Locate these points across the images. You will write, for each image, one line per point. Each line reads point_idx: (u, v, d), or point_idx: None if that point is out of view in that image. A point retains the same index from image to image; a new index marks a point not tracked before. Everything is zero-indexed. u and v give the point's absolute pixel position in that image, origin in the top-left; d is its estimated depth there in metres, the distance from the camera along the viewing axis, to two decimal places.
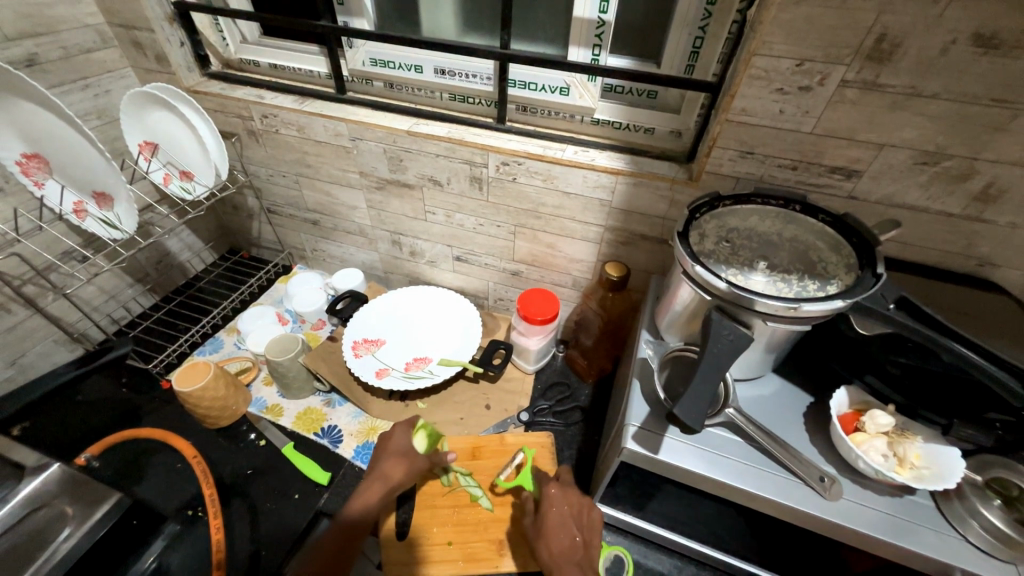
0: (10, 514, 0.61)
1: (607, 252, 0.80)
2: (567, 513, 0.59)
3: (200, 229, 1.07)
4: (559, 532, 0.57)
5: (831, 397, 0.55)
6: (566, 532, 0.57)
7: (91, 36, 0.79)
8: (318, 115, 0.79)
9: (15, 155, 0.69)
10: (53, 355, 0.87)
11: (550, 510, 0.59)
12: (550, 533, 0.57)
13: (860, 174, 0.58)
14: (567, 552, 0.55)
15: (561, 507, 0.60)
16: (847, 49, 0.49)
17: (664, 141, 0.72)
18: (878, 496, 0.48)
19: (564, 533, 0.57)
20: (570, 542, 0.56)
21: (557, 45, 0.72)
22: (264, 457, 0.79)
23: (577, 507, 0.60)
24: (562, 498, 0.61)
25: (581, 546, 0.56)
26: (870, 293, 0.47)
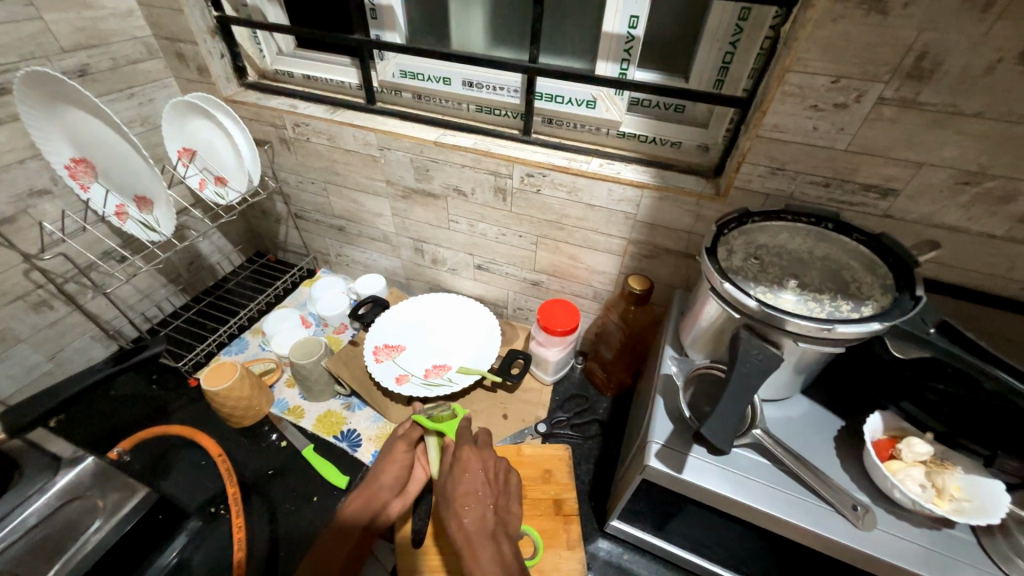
0: (47, 505, 0.63)
1: (630, 265, 0.80)
2: (481, 480, 0.58)
3: (230, 232, 1.10)
4: (470, 500, 0.56)
5: (865, 421, 0.53)
6: (476, 495, 0.57)
7: (139, 47, 0.83)
8: (348, 125, 0.82)
9: (65, 159, 0.73)
10: (90, 351, 0.91)
11: (462, 477, 0.58)
12: (461, 500, 0.56)
13: (896, 193, 0.56)
14: (477, 524, 0.54)
15: (475, 473, 0.59)
16: (885, 67, 0.48)
17: (690, 156, 0.72)
18: (914, 528, 0.46)
19: (473, 498, 0.56)
20: (479, 509, 0.55)
21: (585, 60, 0.73)
22: (284, 458, 0.80)
23: (491, 473, 0.60)
24: (478, 463, 0.60)
25: (490, 512, 0.55)
26: (908, 316, 0.46)
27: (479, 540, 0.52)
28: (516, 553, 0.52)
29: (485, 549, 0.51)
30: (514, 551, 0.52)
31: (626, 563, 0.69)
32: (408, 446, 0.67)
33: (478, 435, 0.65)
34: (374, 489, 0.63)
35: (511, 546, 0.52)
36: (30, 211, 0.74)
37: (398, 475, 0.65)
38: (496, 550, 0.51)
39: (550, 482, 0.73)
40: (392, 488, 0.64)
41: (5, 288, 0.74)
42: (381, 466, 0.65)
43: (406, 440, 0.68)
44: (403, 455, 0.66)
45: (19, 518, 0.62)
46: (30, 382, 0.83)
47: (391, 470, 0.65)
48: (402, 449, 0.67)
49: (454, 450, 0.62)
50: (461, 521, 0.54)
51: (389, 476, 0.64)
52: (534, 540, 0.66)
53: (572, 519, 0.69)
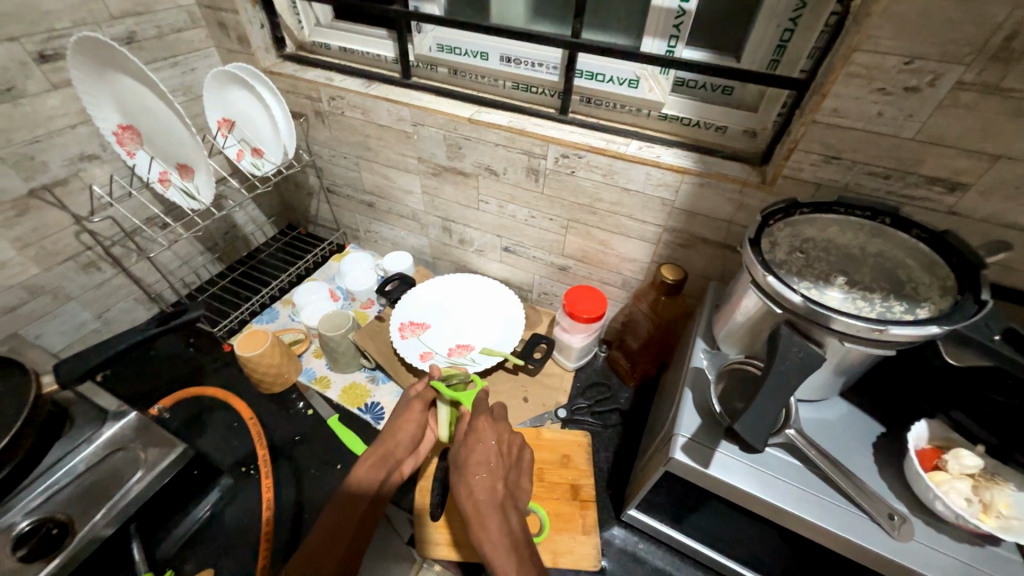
0: (94, 453, 0.66)
1: (663, 253, 0.77)
2: (494, 452, 0.57)
3: (264, 203, 1.13)
4: (482, 470, 0.55)
5: (908, 428, 0.50)
6: (488, 467, 0.55)
7: (183, 16, 0.84)
8: (383, 99, 0.81)
9: (112, 125, 0.75)
10: (133, 311, 0.95)
11: (476, 446, 0.57)
12: (473, 469, 0.55)
13: (965, 188, 0.52)
14: (486, 494, 0.53)
15: (490, 444, 0.58)
16: (968, 47, 0.44)
17: (736, 141, 0.68)
18: (953, 542, 0.44)
19: (486, 470, 0.55)
20: (490, 480, 0.54)
21: (630, 36, 0.69)
22: (310, 426, 0.83)
23: (504, 446, 0.58)
24: (493, 436, 0.59)
25: (500, 484, 0.55)
26: (970, 321, 0.43)
27: (487, 510, 0.52)
28: (523, 527, 0.52)
29: (494, 520, 0.51)
30: (521, 523, 0.52)
31: (641, 552, 0.69)
32: (424, 406, 0.68)
33: (494, 406, 0.63)
34: (391, 445, 0.63)
35: (519, 519, 0.53)
36: (80, 174, 0.78)
37: (414, 434, 0.65)
38: (503, 521, 0.51)
39: (569, 467, 0.73)
40: (407, 445, 0.65)
41: (57, 248, 0.78)
42: (397, 425, 0.65)
43: (422, 401, 0.68)
44: (419, 415, 0.67)
45: (69, 465, 0.63)
46: (80, 337, 0.88)
47: (407, 429, 0.65)
48: (419, 408, 0.67)
49: (471, 420, 0.61)
50: (470, 488, 0.54)
51: (405, 435, 0.65)
52: (540, 520, 0.67)
53: (588, 505, 0.69)
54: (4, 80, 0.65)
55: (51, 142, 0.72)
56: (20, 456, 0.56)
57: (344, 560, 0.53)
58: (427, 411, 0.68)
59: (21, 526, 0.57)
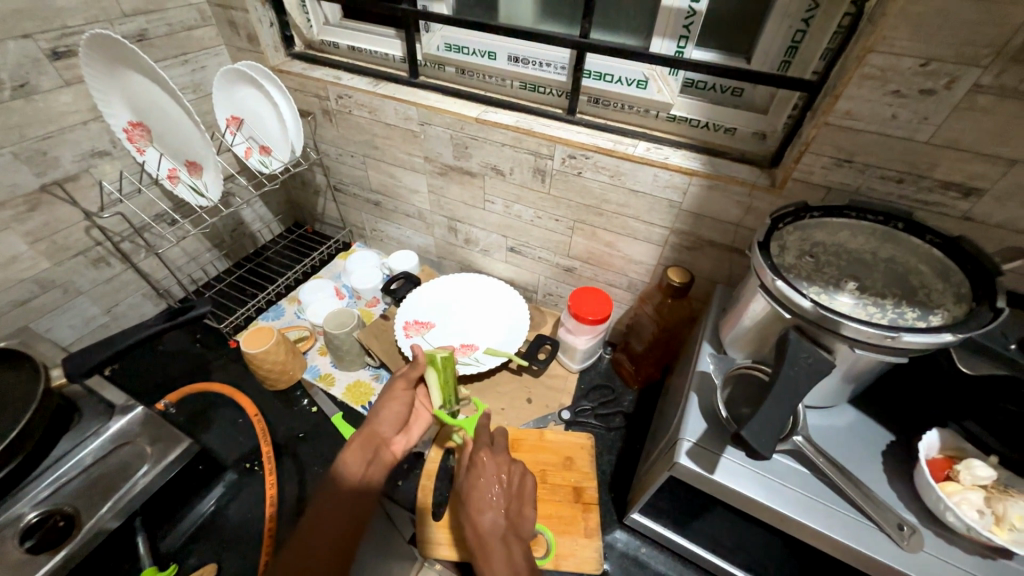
0: (101, 447, 0.66)
1: (670, 255, 0.77)
2: (496, 484, 0.56)
3: (271, 201, 1.13)
4: (485, 504, 0.55)
5: (919, 437, 0.49)
6: (491, 500, 0.55)
7: (193, 14, 0.84)
8: (390, 98, 0.81)
9: (123, 122, 0.76)
10: (141, 307, 0.96)
11: (478, 482, 0.56)
12: (476, 503, 0.55)
13: (980, 193, 0.51)
14: (491, 529, 0.53)
15: (491, 478, 0.56)
16: (986, 49, 0.43)
17: (746, 143, 0.67)
18: (965, 555, 0.43)
19: (488, 503, 0.55)
20: (493, 513, 0.54)
21: (639, 36, 0.69)
22: (314, 423, 0.83)
23: (506, 478, 0.57)
24: (493, 468, 0.57)
25: (502, 516, 0.54)
26: (986, 329, 0.42)
27: (492, 545, 0.52)
28: (528, 557, 0.51)
29: (497, 554, 0.51)
30: (526, 555, 0.51)
31: (643, 557, 0.69)
32: (407, 385, 0.69)
33: (496, 436, 0.62)
34: (375, 426, 0.63)
35: (523, 550, 0.52)
36: (91, 170, 0.78)
37: (399, 413, 0.66)
38: (505, 554, 0.51)
39: (572, 470, 0.72)
40: (392, 424, 0.65)
41: (68, 243, 0.79)
42: (381, 405, 0.66)
43: (406, 379, 0.69)
44: (403, 393, 0.67)
45: (76, 458, 0.64)
46: (89, 332, 0.89)
47: (392, 407, 0.66)
48: (402, 388, 0.68)
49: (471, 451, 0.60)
50: (474, 521, 0.54)
51: (390, 413, 0.65)
52: (546, 541, 0.65)
53: (591, 508, 0.69)
54: (17, 76, 0.65)
55: (63, 138, 0.73)
56: (29, 449, 0.57)
57: (335, 548, 0.51)
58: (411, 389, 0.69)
59: (29, 517, 0.58)
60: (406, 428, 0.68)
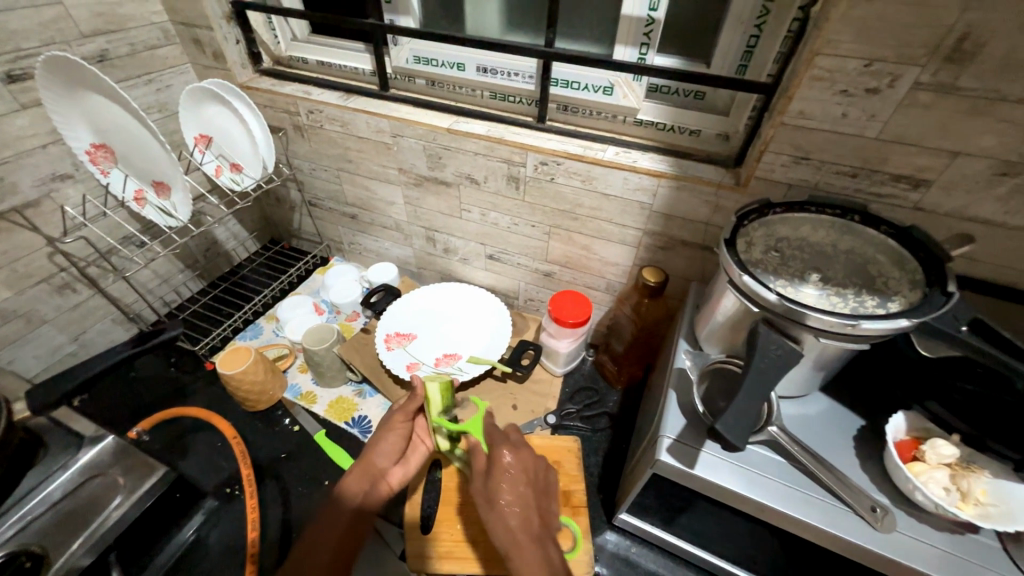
0: (70, 480, 0.64)
1: (645, 256, 0.78)
2: (521, 476, 0.55)
3: (245, 219, 1.11)
4: (514, 501, 0.52)
5: (886, 421, 0.51)
6: (522, 498, 0.53)
7: (156, 33, 0.83)
8: (361, 111, 0.81)
9: (85, 144, 0.74)
10: (111, 333, 0.93)
11: (503, 478, 0.54)
12: (505, 499, 0.52)
13: (929, 184, 0.54)
14: (523, 524, 0.51)
15: (517, 473, 0.55)
16: (922, 49, 0.46)
17: (710, 145, 0.69)
18: (935, 532, 0.45)
19: (519, 500, 0.52)
20: (524, 511, 0.52)
21: (603, 44, 0.71)
22: (296, 443, 0.82)
23: (531, 474, 0.56)
24: (518, 462, 0.56)
25: (534, 514, 0.52)
26: (939, 312, 0.44)
27: (525, 538, 0.49)
28: (562, 557, 0.49)
29: (532, 550, 0.48)
30: (561, 555, 0.50)
31: (633, 556, 0.69)
32: (405, 417, 0.67)
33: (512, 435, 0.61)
34: (371, 459, 0.62)
35: (557, 548, 0.50)
36: (52, 195, 0.76)
37: (397, 445, 0.65)
38: (542, 553, 0.49)
39: (560, 474, 0.72)
40: (390, 456, 0.64)
41: (30, 270, 0.76)
42: (379, 437, 0.65)
43: (404, 411, 0.67)
44: (401, 425, 0.66)
45: (43, 493, 0.61)
46: (55, 361, 0.85)
47: (388, 439, 0.64)
48: (400, 420, 0.66)
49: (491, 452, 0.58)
50: (504, 519, 0.51)
51: (387, 444, 0.64)
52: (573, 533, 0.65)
53: (580, 511, 0.68)
54: None
55: (20, 163, 0.70)
56: None
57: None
58: (410, 421, 0.67)
59: None
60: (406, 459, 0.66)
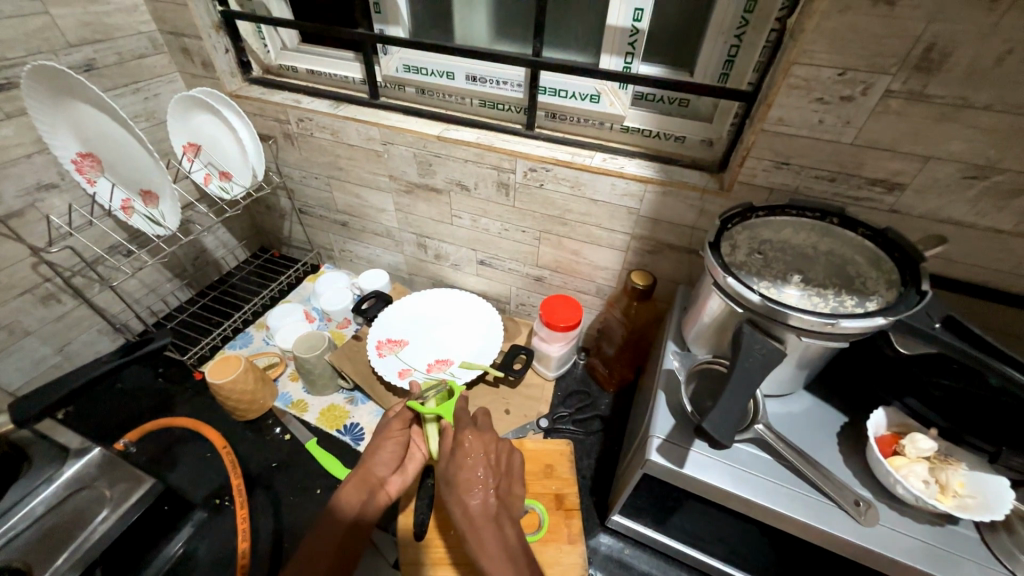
0: (55, 494, 0.63)
1: (633, 260, 0.80)
2: (482, 458, 0.53)
3: (234, 227, 1.11)
4: (472, 485, 0.52)
5: (868, 417, 0.52)
6: (482, 481, 0.52)
7: (144, 42, 0.83)
8: (351, 119, 0.82)
9: (72, 153, 0.73)
10: (97, 344, 0.92)
11: (464, 463, 0.53)
12: (463, 484, 0.52)
13: (903, 187, 0.56)
14: (481, 509, 0.50)
15: (477, 456, 0.54)
16: (892, 58, 0.48)
17: (695, 151, 0.71)
18: (917, 524, 0.46)
19: (479, 483, 0.52)
20: (484, 495, 0.51)
21: (589, 53, 0.72)
22: (288, 451, 0.81)
23: (493, 455, 0.55)
24: (479, 444, 0.55)
25: (494, 497, 0.51)
26: (914, 310, 0.45)
27: (484, 523, 0.49)
28: (521, 539, 0.50)
29: (489, 536, 0.49)
30: (519, 536, 0.50)
31: (627, 558, 0.70)
32: (403, 424, 0.66)
33: (477, 416, 0.59)
34: (370, 467, 0.62)
35: (516, 532, 0.50)
36: (37, 205, 0.75)
37: (395, 453, 0.64)
38: (500, 536, 0.49)
39: (553, 477, 0.72)
40: (389, 464, 0.64)
41: (13, 281, 0.75)
42: (376, 445, 0.64)
43: (401, 419, 0.66)
44: (400, 433, 0.65)
45: (27, 507, 0.60)
46: (38, 374, 0.84)
47: (387, 448, 0.64)
48: (399, 427, 0.66)
49: (455, 434, 0.57)
50: (463, 502, 0.51)
51: (385, 453, 0.64)
52: (538, 515, 0.68)
53: (573, 514, 0.68)
54: None
55: (4, 172, 0.70)
56: None
57: None
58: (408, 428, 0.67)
59: None
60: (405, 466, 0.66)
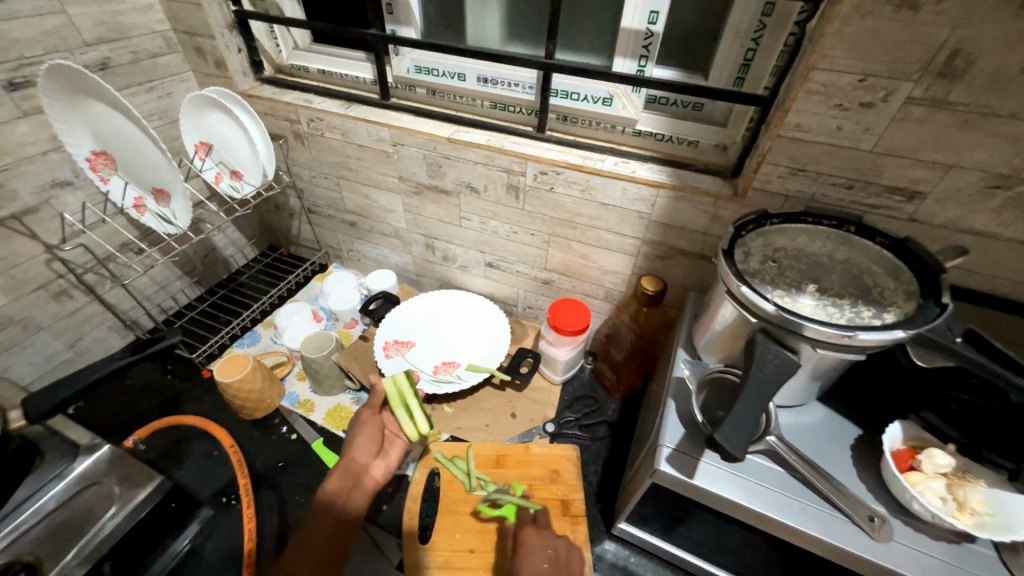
0: (65, 490, 0.64)
1: (643, 265, 0.79)
2: (546, 551, 0.59)
3: (244, 226, 1.11)
4: None
5: (883, 430, 0.51)
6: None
7: (158, 42, 0.84)
8: (362, 120, 0.82)
9: (85, 152, 0.74)
10: (107, 340, 0.93)
11: (528, 558, 0.58)
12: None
13: (922, 196, 0.55)
14: None
15: (539, 552, 0.59)
16: (915, 65, 0.47)
17: (708, 155, 0.70)
18: (933, 542, 0.45)
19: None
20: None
21: (602, 56, 0.72)
22: (294, 451, 0.81)
23: (555, 551, 0.59)
24: (539, 541, 0.60)
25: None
26: (933, 323, 0.44)
27: None
28: None
29: None
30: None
31: (633, 566, 0.69)
32: (373, 412, 0.70)
33: (537, 513, 0.66)
34: (350, 457, 0.63)
35: None
36: (52, 202, 0.76)
37: (372, 438, 0.66)
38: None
39: (559, 482, 0.71)
40: (368, 451, 0.65)
41: (27, 277, 0.76)
42: (353, 436, 0.66)
43: (372, 408, 0.70)
44: (373, 420, 0.68)
45: (36, 504, 0.61)
46: (50, 369, 0.85)
47: (363, 436, 0.66)
48: (370, 415, 0.69)
49: (517, 530, 0.63)
50: None
51: (363, 441, 0.65)
52: None
53: (579, 520, 0.67)
54: None
55: (20, 170, 0.70)
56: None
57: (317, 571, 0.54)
58: (378, 415, 0.70)
59: None
60: (384, 452, 0.67)
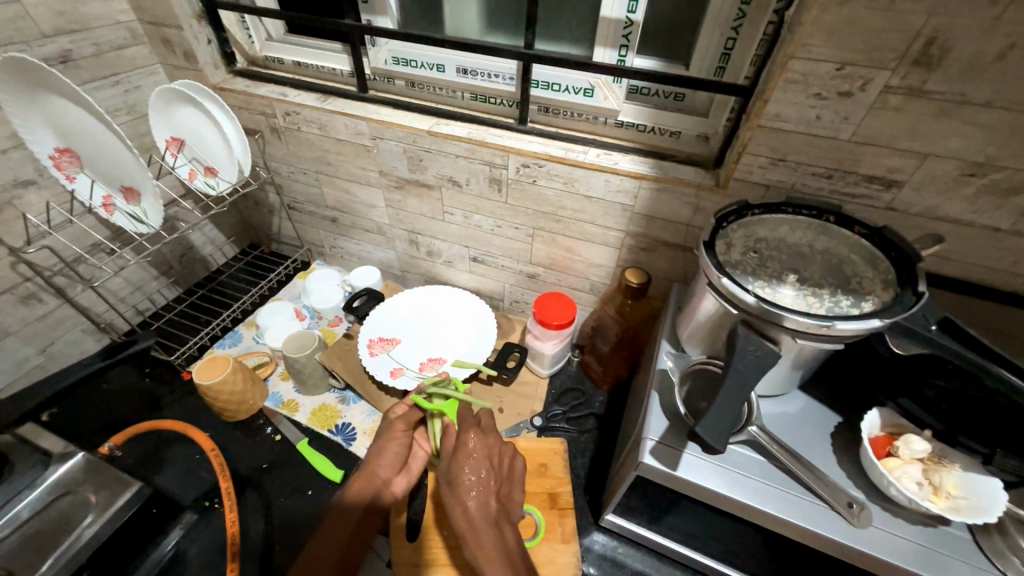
0: (39, 499, 0.66)
1: (627, 257, 0.79)
2: (486, 457, 0.55)
3: (222, 223, 1.08)
4: (472, 485, 0.51)
5: (862, 418, 0.52)
6: (483, 484, 0.52)
7: (123, 33, 0.80)
8: (340, 113, 0.80)
9: (48, 149, 0.70)
10: (82, 344, 0.90)
11: (466, 461, 0.53)
12: (464, 485, 0.51)
13: (900, 185, 0.55)
14: (479, 511, 0.50)
15: (479, 458, 0.54)
16: (891, 53, 0.46)
17: (690, 146, 0.70)
18: (909, 525, 0.46)
19: (479, 485, 0.51)
20: (483, 495, 0.51)
21: (582, 46, 0.71)
22: (279, 452, 0.80)
23: (496, 458, 0.56)
24: (482, 447, 0.55)
25: (493, 499, 0.51)
26: (910, 312, 0.45)
27: (484, 528, 0.48)
28: (518, 540, 0.49)
29: (488, 536, 0.48)
30: (516, 537, 0.49)
31: (621, 557, 0.70)
32: (406, 426, 0.66)
33: (481, 419, 0.61)
34: (373, 468, 0.62)
35: (514, 533, 0.50)
36: (15, 201, 0.73)
37: (398, 456, 0.63)
38: (499, 538, 0.48)
39: (546, 476, 0.72)
40: (391, 466, 0.63)
41: None
42: (380, 448, 0.63)
43: (406, 422, 0.66)
44: (402, 435, 0.64)
45: (11, 512, 0.64)
46: (21, 375, 0.82)
47: (390, 450, 0.63)
48: (401, 429, 0.65)
49: (459, 434, 0.57)
50: (463, 503, 0.50)
51: (388, 456, 0.63)
52: (535, 522, 0.67)
53: (567, 513, 0.68)
54: None
55: None
56: None
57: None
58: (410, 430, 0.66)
59: None
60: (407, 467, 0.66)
